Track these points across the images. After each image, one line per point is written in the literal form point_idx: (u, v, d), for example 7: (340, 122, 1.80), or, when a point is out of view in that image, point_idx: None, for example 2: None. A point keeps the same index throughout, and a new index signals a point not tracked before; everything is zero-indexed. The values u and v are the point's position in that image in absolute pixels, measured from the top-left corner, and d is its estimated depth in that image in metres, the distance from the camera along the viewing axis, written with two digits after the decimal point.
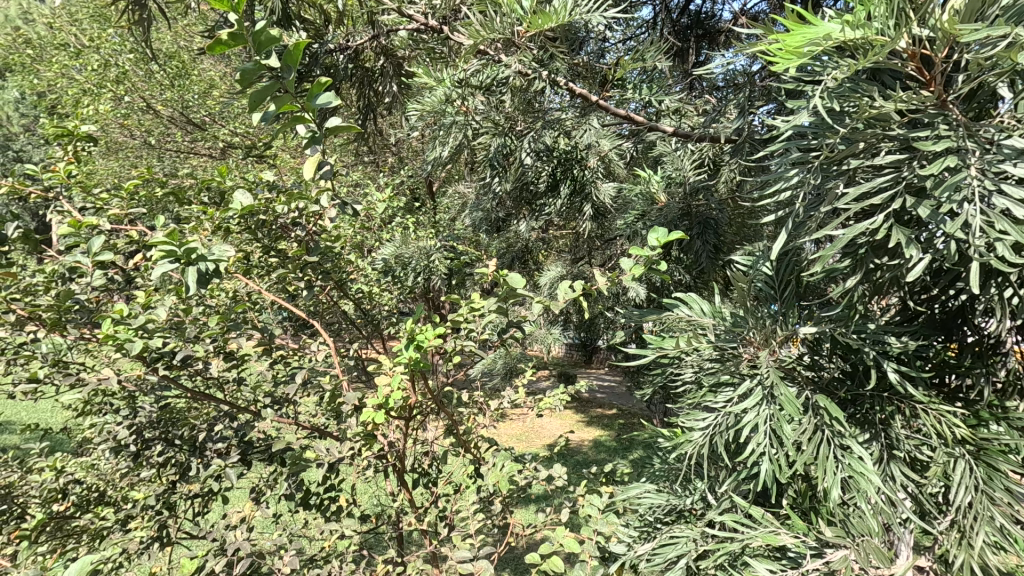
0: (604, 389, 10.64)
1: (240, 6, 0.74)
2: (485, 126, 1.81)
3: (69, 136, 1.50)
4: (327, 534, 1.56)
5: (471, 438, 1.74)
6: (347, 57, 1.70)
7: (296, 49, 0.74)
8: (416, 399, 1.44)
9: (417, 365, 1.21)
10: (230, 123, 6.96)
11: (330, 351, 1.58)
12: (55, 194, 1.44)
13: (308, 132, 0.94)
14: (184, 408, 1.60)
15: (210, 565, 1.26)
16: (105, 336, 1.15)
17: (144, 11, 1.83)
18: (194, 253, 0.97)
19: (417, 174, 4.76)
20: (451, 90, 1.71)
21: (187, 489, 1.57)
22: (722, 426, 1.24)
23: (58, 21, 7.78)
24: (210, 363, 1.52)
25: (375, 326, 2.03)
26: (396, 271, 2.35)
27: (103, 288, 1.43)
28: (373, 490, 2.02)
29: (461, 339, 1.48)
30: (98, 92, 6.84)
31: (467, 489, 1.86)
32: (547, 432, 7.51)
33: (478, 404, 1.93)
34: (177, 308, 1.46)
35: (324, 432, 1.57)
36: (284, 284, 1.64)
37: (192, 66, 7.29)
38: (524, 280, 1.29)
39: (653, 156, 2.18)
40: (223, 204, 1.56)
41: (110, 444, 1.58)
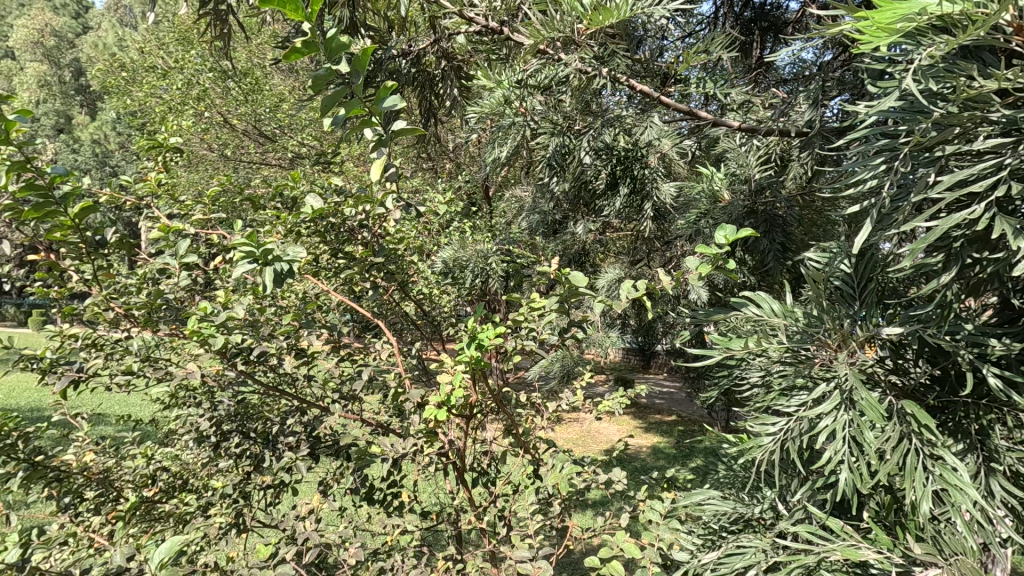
0: (663, 394, 10.37)
1: (315, 14, 0.75)
2: (543, 127, 1.83)
3: (158, 148, 1.63)
4: (390, 529, 1.59)
5: (530, 439, 1.74)
6: (408, 61, 1.80)
7: (365, 55, 0.78)
8: (478, 398, 1.45)
9: (478, 364, 1.22)
10: (299, 133, 7.30)
11: (393, 350, 1.61)
12: (147, 202, 1.56)
13: (375, 135, 0.97)
14: (259, 403, 1.70)
15: (284, 553, 1.32)
16: (190, 332, 1.24)
17: (226, 27, 1.95)
18: (271, 255, 1.03)
19: (474, 179, 4.81)
20: (510, 91, 1.77)
21: (261, 480, 1.66)
22: (795, 431, 1.17)
23: (148, 46, 8.51)
24: (283, 359, 1.60)
25: (436, 326, 2.06)
26: (455, 273, 2.38)
27: (187, 288, 1.55)
28: (433, 489, 2.05)
29: (521, 339, 1.48)
30: (181, 109, 7.38)
31: (526, 489, 1.85)
32: (604, 437, 7.38)
33: (536, 406, 1.92)
34: (254, 308, 1.55)
35: (387, 429, 1.60)
36: (350, 285, 1.69)
37: (263, 81, 7.68)
38: (586, 278, 1.26)
39: (717, 153, 2.11)
40: (294, 208, 1.64)
41: (193, 434, 1.70)
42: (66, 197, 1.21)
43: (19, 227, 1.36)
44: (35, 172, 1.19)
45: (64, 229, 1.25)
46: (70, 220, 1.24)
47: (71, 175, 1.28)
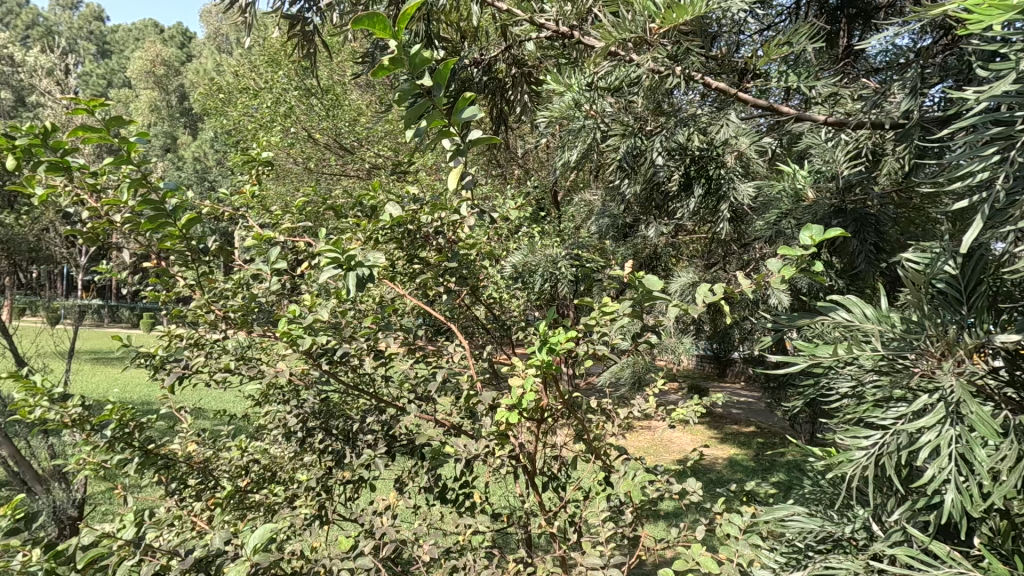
0: (741, 404, 9.89)
1: (401, 32, 0.79)
2: (614, 129, 1.86)
3: (253, 162, 1.77)
4: (462, 529, 1.62)
5: (601, 445, 1.72)
6: (481, 69, 1.99)
7: (446, 69, 0.81)
8: (549, 402, 1.45)
9: (549, 367, 1.23)
10: (376, 145, 7.63)
11: (465, 352, 1.65)
12: (243, 213, 1.70)
13: (452, 144, 1.01)
14: (340, 402, 1.79)
15: (363, 545, 1.39)
16: (282, 333, 1.34)
17: (313, 47, 2.10)
18: (355, 260, 1.11)
19: (544, 184, 4.82)
20: (580, 94, 1.81)
21: (342, 475, 1.75)
22: (892, 446, 1.09)
23: (243, 70, 9.24)
24: (363, 360, 1.68)
25: (506, 330, 2.08)
26: (525, 277, 2.39)
27: (277, 292, 1.66)
28: (503, 491, 2.07)
29: (592, 344, 1.47)
30: (271, 126, 7.95)
31: (597, 496, 1.83)
32: (677, 447, 7.12)
33: (607, 412, 1.89)
34: (337, 311, 1.64)
35: (460, 430, 1.64)
36: (424, 289, 1.75)
37: (343, 97, 8.09)
38: (660, 282, 1.22)
39: (800, 151, 2.00)
40: (373, 216, 1.73)
41: (282, 430, 1.82)
42: (175, 210, 1.34)
43: (136, 238, 1.52)
44: (151, 188, 1.33)
45: (174, 239, 1.37)
46: (178, 231, 1.36)
47: (180, 190, 1.41)
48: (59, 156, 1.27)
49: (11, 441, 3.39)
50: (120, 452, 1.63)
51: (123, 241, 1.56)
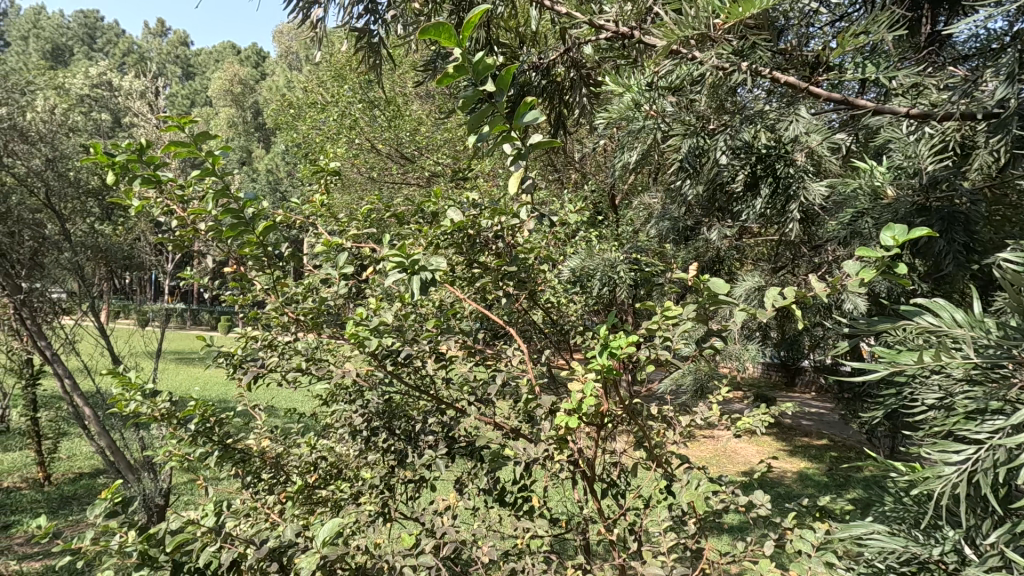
0: (812, 416, 9.37)
1: (465, 41, 0.81)
2: (674, 129, 1.83)
3: (323, 172, 1.87)
4: (521, 533, 1.62)
5: (662, 453, 1.67)
6: (540, 73, 2.07)
7: (507, 75, 0.83)
8: (609, 407, 1.43)
9: (609, 372, 1.21)
10: (435, 153, 7.82)
11: (524, 356, 1.65)
12: (314, 221, 1.79)
13: (514, 149, 1.03)
14: (402, 403, 1.84)
15: (425, 544, 1.42)
16: (350, 335, 1.41)
17: (378, 59, 2.19)
18: (419, 264, 1.14)
19: (601, 188, 4.77)
20: (640, 94, 1.87)
21: (404, 475, 1.80)
22: (987, 462, 1.00)
23: (312, 86, 9.73)
24: (425, 362, 1.72)
25: (564, 334, 2.07)
26: (583, 282, 2.37)
27: (344, 296, 1.73)
28: (561, 496, 2.05)
29: (654, 348, 1.44)
30: (337, 138, 8.32)
31: (658, 505, 1.78)
32: (741, 458, 6.83)
33: (668, 419, 1.84)
34: (400, 314, 1.69)
35: (518, 433, 1.65)
36: (484, 293, 1.76)
37: (404, 108, 8.35)
38: (727, 286, 1.18)
39: (877, 146, 1.89)
40: (434, 222, 1.77)
41: (348, 428, 1.89)
42: (253, 218, 1.44)
43: (219, 245, 1.64)
44: (232, 198, 1.43)
45: (252, 245, 1.46)
46: (256, 237, 1.45)
47: (257, 200, 1.51)
48: (153, 170, 1.39)
49: (107, 432, 3.69)
50: (201, 446, 1.75)
51: (206, 248, 1.68)
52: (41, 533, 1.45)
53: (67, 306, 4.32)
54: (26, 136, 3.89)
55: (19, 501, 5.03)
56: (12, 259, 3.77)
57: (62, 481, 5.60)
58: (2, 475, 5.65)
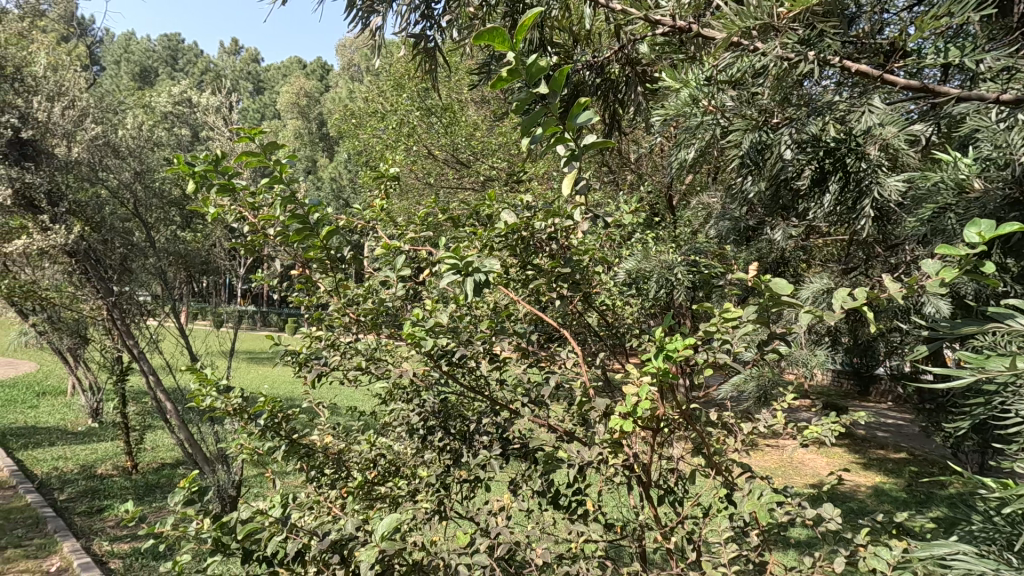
0: (889, 427, 8.76)
1: (518, 44, 0.82)
2: (735, 124, 1.82)
3: (383, 178, 1.94)
4: (575, 537, 1.61)
5: (722, 460, 1.61)
6: (593, 72, 2.07)
7: (561, 76, 0.83)
8: (665, 411, 1.40)
9: (665, 375, 1.18)
10: (490, 157, 7.90)
11: (578, 359, 1.65)
12: (373, 225, 1.85)
13: (567, 150, 1.03)
14: (458, 403, 1.87)
15: (479, 544, 1.43)
16: (407, 335, 1.45)
17: (435, 64, 2.25)
18: (473, 266, 1.16)
19: (658, 188, 4.67)
20: (698, 89, 1.87)
21: (460, 474, 1.83)
22: None
23: (372, 96, 10.08)
24: (480, 363, 1.75)
25: (619, 337, 2.04)
26: (639, 283, 2.32)
27: (402, 297, 1.78)
28: (616, 501, 2.02)
29: (713, 351, 1.40)
30: (396, 145, 8.58)
31: (718, 514, 1.72)
32: (809, 470, 6.48)
33: (728, 426, 1.78)
34: (456, 315, 1.72)
35: (571, 436, 1.64)
36: (537, 295, 1.76)
37: (461, 113, 8.50)
38: (790, 286, 1.11)
39: (962, 137, 1.75)
40: (489, 224, 1.80)
41: (406, 427, 1.93)
42: (317, 223, 1.51)
43: (286, 249, 1.73)
44: (298, 204, 1.50)
45: (315, 249, 1.53)
46: (319, 241, 1.52)
47: (322, 206, 1.59)
48: (227, 179, 1.49)
49: (187, 425, 3.96)
50: (270, 440, 1.85)
51: (275, 252, 1.78)
52: (130, 516, 1.58)
53: (151, 307, 4.60)
54: (117, 152, 4.23)
55: (112, 487, 5.47)
56: (106, 262, 4.30)
57: (147, 470, 6.04)
58: (98, 463, 6.17)
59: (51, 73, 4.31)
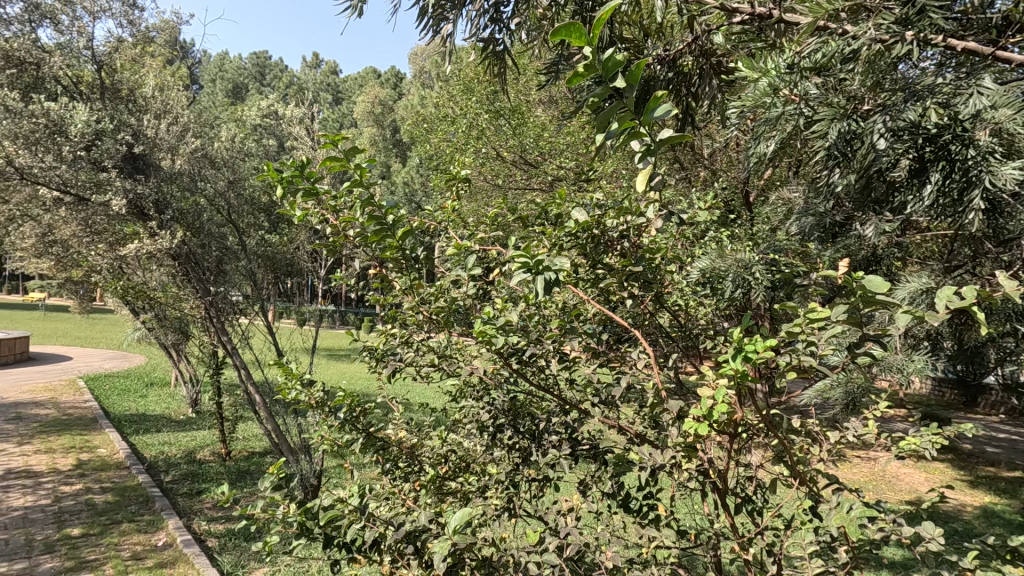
0: (1001, 443, 7.90)
1: (595, 38, 0.82)
2: (821, 113, 1.76)
3: (455, 180, 1.99)
4: (646, 541, 1.57)
5: (807, 470, 1.52)
6: (665, 66, 2.02)
7: (638, 69, 0.84)
8: (743, 416, 1.34)
9: (744, 378, 1.14)
10: (558, 157, 7.88)
11: (650, 360, 1.61)
12: (444, 226, 1.90)
13: (642, 146, 1.02)
14: (526, 401, 1.88)
15: (548, 542, 1.44)
16: (479, 332, 1.48)
17: (504, 66, 2.28)
18: (544, 264, 1.17)
19: (733, 184, 4.46)
20: (777, 78, 1.82)
21: (529, 473, 1.83)
22: None
23: (443, 101, 10.36)
24: (550, 361, 1.76)
25: (692, 339, 1.98)
26: (714, 283, 2.23)
27: (473, 295, 1.81)
28: (689, 508, 1.95)
29: (796, 354, 1.32)
30: (466, 148, 8.76)
31: (802, 527, 1.62)
32: (905, 486, 5.97)
33: (813, 434, 1.67)
34: (526, 314, 1.73)
35: (643, 438, 1.61)
36: (607, 294, 1.74)
37: (529, 114, 8.55)
38: (887, 284, 1.03)
39: None
40: (558, 224, 1.81)
41: (477, 424, 1.96)
42: (394, 224, 1.59)
43: (364, 249, 1.81)
44: (377, 206, 1.58)
45: (391, 249, 1.60)
46: (396, 241, 1.59)
47: (398, 208, 1.66)
48: (311, 184, 1.58)
49: (274, 417, 4.23)
50: (349, 432, 1.94)
51: (353, 252, 1.86)
52: (225, 498, 1.70)
53: (243, 306, 4.97)
54: (213, 162, 4.72)
55: (209, 472, 5.95)
56: (203, 265, 4.62)
57: (239, 457, 6.51)
58: (198, 449, 6.73)
59: (158, 93, 4.74)
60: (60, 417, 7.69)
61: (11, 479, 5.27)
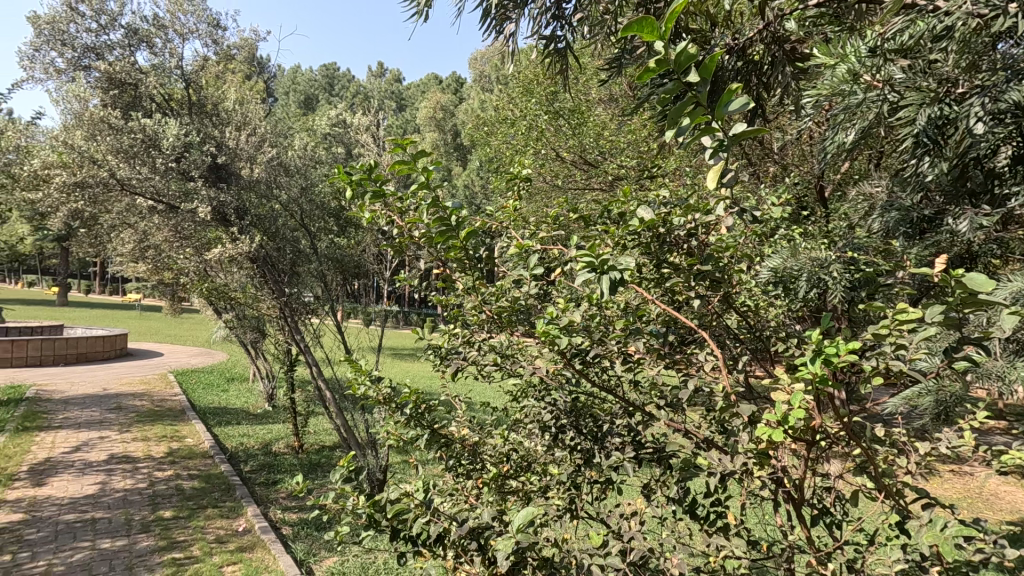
0: None
1: (667, 33, 0.80)
2: (908, 98, 1.67)
3: (517, 180, 2.00)
4: (715, 550, 1.51)
5: (893, 483, 1.42)
6: (734, 56, 1.95)
7: (712, 62, 0.81)
8: (822, 422, 1.27)
9: (823, 382, 1.07)
10: (619, 156, 7.76)
11: (719, 362, 1.55)
12: (507, 226, 1.92)
13: (714, 142, 0.99)
14: (588, 402, 1.86)
15: (612, 545, 1.41)
16: (542, 331, 1.49)
17: (566, 64, 2.27)
18: (609, 263, 1.16)
19: (807, 179, 4.23)
20: (857, 64, 1.75)
21: (591, 474, 1.82)
22: None
23: (503, 103, 10.45)
24: (613, 362, 1.74)
25: (762, 341, 1.89)
26: (786, 283, 2.12)
27: (534, 295, 1.81)
28: (760, 518, 1.87)
29: (882, 358, 1.23)
30: (526, 149, 8.79)
31: (886, 543, 1.51)
32: (1006, 505, 5.43)
33: (900, 444, 1.55)
34: (589, 314, 1.71)
35: (711, 443, 1.55)
36: (672, 294, 1.69)
37: (588, 114, 8.48)
38: (993, 283, 0.95)
39: None
40: (622, 222, 1.78)
41: (539, 424, 1.96)
42: (458, 224, 1.62)
43: (429, 250, 1.86)
44: (442, 208, 1.62)
45: (456, 249, 1.63)
46: (460, 242, 1.62)
47: (462, 208, 1.69)
48: (379, 187, 1.65)
49: (343, 413, 4.41)
50: (414, 428, 1.97)
51: (418, 252, 1.91)
52: (300, 488, 1.79)
53: (314, 306, 5.21)
54: (287, 170, 4.95)
55: (284, 463, 6.28)
56: (279, 267, 4.92)
57: (311, 450, 6.83)
58: (274, 441, 7.12)
59: (239, 105, 5.06)
60: (155, 408, 8.35)
61: (113, 464, 5.78)
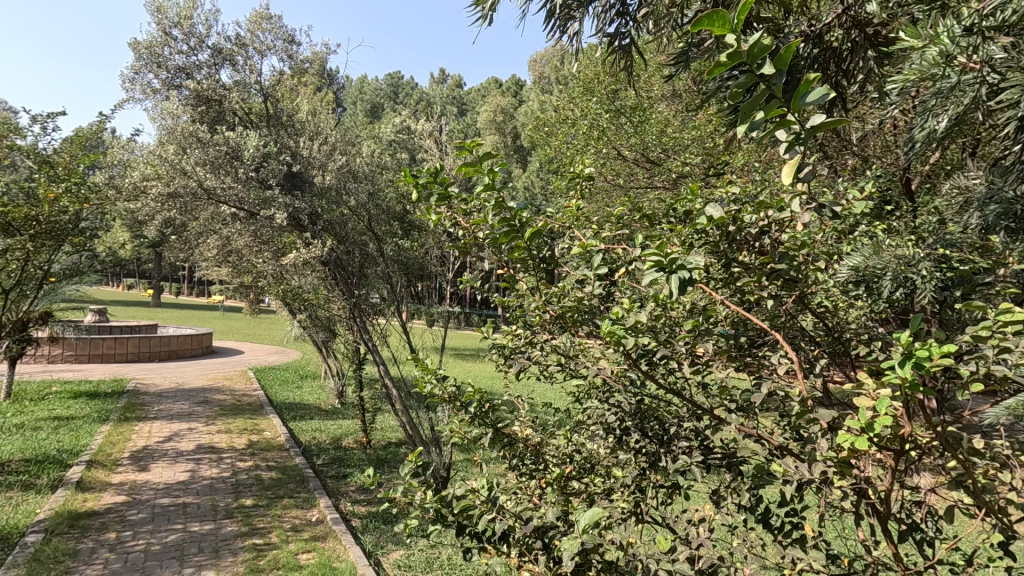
0: None
1: (740, 24, 0.78)
2: (1011, 79, 1.55)
3: (578, 179, 1.99)
4: (791, 562, 1.44)
5: (994, 500, 1.30)
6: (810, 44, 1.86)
7: (789, 51, 0.78)
8: (912, 431, 1.18)
9: (913, 387, 1.00)
10: (683, 154, 7.54)
11: (795, 365, 1.47)
12: (569, 226, 1.91)
13: (789, 135, 0.95)
14: (654, 404, 1.81)
15: (680, 551, 1.38)
16: (607, 331, 1.48)
17: (629, 60, 2.23)
18: (678, 262, 1.14)
19: (891, 171, 3.95)
20: (951, 44, 1.60)
21: (657, 478, 1.78)
22: None
23: (563, 104, 10.41)
24: (681, 363, 1.69)
25: (842, 343, 1.78)
26: (869, 282, 1.99)
27: (598, 296, 1.79)
28: (841, 531, 1.76)
29: (982, 362, 1.14)
30: (586, 149, 8.72)
31: (986, 565, 1.39)
32: None
33: (1003, 458, 1.42)
34: (654, 314, 1.67)
35: (787, 450, 1.48)
36: (743, 294, 1.62)
37: (650, 111, 8.30)
38: None
39: None
40: (689, 220, 1.73)
41: (602, 426, 1.94)
42: (522, 225, 1.63)
43: (493, 250, 1.89)
44: (507, 208, 1.64)
45: (520, 249, 1.65)
46: (524, 242, 1.63)
47: (526, 208, 1.70)
48: (445, 189, 1.70)
49: (408, 411, 4.54)
50: (478, 427, 1.99)
51: (481, 253, 1.93)
52: (370, 481, 1.86)
53: (381, 307, 5.40)
54: (355, 176, 5.15)
55: (353, 458, 6.54)
56: (347, 269, 5.23)
57: (378, 446, 7.08)
58: (344, 436, 7.43)
59: (311, 116, 5.32)
60: (237, 403, 8.93)
61: (201, 454, 6.22)
